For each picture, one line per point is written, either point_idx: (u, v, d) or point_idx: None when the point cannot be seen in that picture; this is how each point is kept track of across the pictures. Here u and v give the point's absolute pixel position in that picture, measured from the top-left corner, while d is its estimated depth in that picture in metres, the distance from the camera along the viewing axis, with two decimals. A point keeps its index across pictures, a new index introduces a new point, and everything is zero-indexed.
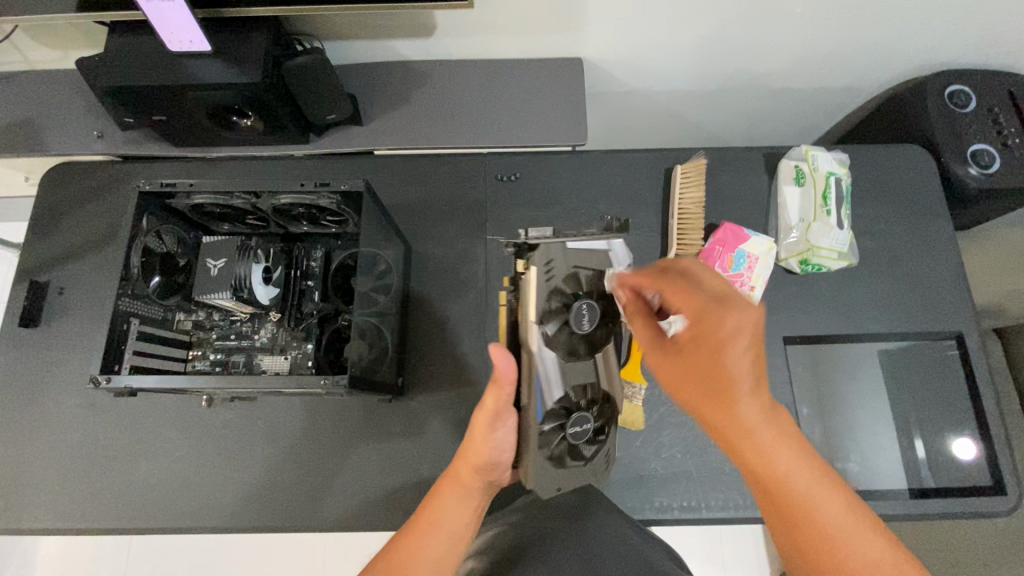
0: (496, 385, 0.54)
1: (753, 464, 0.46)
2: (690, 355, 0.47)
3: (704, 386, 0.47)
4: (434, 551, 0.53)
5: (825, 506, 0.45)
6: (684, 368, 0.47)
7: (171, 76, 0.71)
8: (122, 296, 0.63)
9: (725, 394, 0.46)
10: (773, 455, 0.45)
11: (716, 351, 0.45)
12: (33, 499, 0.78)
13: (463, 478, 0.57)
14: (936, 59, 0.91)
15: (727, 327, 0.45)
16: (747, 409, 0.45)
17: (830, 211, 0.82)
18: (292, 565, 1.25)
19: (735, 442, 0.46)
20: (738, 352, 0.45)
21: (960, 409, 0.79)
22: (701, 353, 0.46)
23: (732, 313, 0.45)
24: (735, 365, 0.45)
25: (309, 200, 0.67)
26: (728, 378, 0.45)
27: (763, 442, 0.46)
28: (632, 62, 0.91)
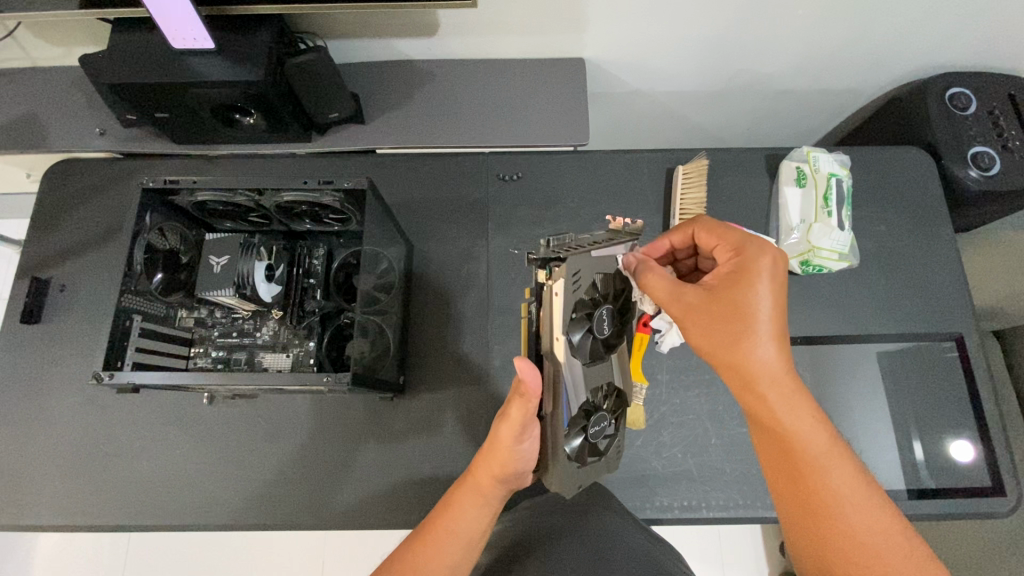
0: (523, 397, 0.54)
1: (771, 406, 0.50)
2: (721, 289, 0.53)
3: (733, 318, 0.51)
4: (448, 557, 0.53)
5: (837, 465, 0.48)
6: (716, 302, 0.53)
7: (174, 72, 0.71)
8: (125, 292, 0.63)
9: (752, 326, 0.51)
10: (790, 399, 0.50)
11: (751, 278, 0.52)
12: (33, 495, 0.78)
13: (483, 485, 0.57)
14: (936, 62, 0.92)
15: (762, 259, 0.52)
16: (769, 348, 0.50)
17: (831, 213, 0.83)
18: (291, 563, 1.25)
19: (756, 382, 0.50)
20: (768, 282, 0.51)
21: (960, 410, 0.80)
22: (732, 283, 0.53)
23: (767, 245, 0.53)
24: (763, 297, 0.51)
25: (313, 197, 0.67)
26: (757, 308, 0.51)
27: (783, 387, 0.50)
28: (634, 63, 0.91)
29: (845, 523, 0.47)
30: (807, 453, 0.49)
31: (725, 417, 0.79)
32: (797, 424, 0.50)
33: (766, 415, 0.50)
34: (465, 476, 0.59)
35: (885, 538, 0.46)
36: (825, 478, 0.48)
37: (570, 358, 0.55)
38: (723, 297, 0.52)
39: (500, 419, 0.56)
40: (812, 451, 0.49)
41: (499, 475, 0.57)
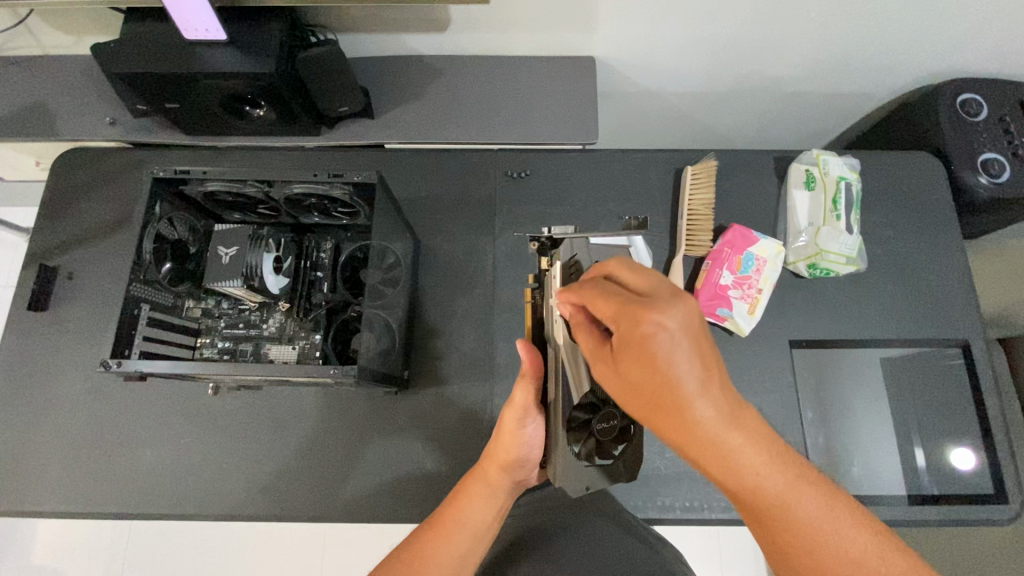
0: (524, 378, 0.58)
1: (725, 472, 0.40)
2: (626, 364, 0.39)
3: (655, 397, 0.38)
4: (458, 542, 0.54)
5: (799, 497, 0.41)
6: (639, 382, 0.39)
7: (186, 63, 0.71)
8: (134, 281, 0.64)
9: (673, 400, 0.38)
10: (741, 456, 0.39)
11: (647, 356, 0.37)
12: (37, 481, 0.78)
13: (490, 473, 0.59)
14: (948, 67, 0.91)
15: (657, 329, 0.36)
16: (702, 413, 0.38)
17: (840, 216, 0.82)
18: (291, 554, 1.26)
19: (698, 452, 0.39)
20: (675, 348, 0.36)
21: (964, 416, 0.80)
22: (632, 357, 0.38)
23: (659, 304, 0.36)
24: (681, 369, 0.37)
25: (322, 190, 0.67)
26: (677, 384, 0.37)
27: (731, 444, 0.39)
28: (644, 63, 0.91)
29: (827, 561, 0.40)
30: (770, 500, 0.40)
31: None
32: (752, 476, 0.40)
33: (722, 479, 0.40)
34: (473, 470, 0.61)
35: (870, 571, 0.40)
36: (795, 520, 0.40)
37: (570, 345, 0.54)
38: (633, 372, 0.39)
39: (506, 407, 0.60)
40: (775, 498, 0.40)
41: (505, 463, 0.59)
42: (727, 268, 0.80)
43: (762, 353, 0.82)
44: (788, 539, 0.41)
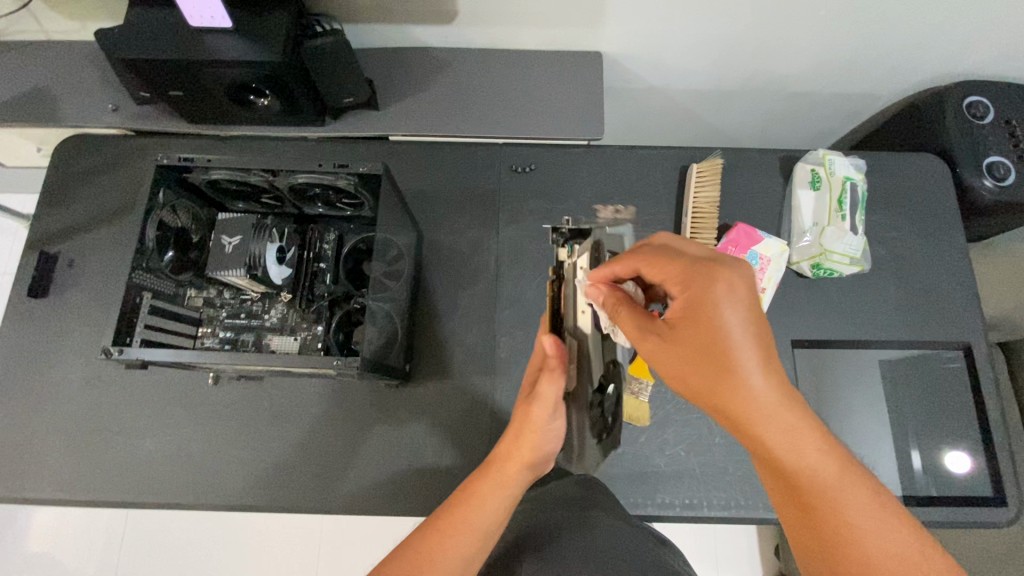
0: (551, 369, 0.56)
1: (767, 441, 0.44)
2: (687, 325, 0.46)
3: (713, 359, 0.44)
4: (467, 547, 0.53)
5: (843, 488, 0.44)
6: (692, 341, 0.45)
7: (191, 49, 0.71)
8: (136, 269, 0.63)
9: (732, 364, 0.44)
10: (781, 424, 0.44)
11: (713, 313, 0.44)
12: (35, 468, 0.78)
13: (505, 472, 0.57)
14: (956, 69, 0.91)
15: (726, 288, 0.45)
16: (752, 377, 0.44)
17: (845, 216, 0.82)
18: (288, 545, 1.26)
19: (747, 416, 0.44)
20: (734, 309, 0.45)
21: (964, 419, 0.80)
22: (695, 319, 0.45)
23: (723, 273, 0.46)
24: (734, 330, 0.44)
25: (327, 180, 0.67)
26: (731, 345, 0.44)
27: (780, 415, 0.44)
28: (651, 59, 0.91)
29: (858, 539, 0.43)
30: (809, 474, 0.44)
31: None
32: (790, 449, 0.44)
33: (764, 451, 0.45)
34: (484, 466, 0.59)
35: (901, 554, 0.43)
36: (837, 504, 0.44)
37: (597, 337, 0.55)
38: (690, 332, 0.45)
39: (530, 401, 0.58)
40: (822, 480, 0.44)
41: (524, 461, 0.57)
42: None
43: None
44: (827, 524, 0.44)
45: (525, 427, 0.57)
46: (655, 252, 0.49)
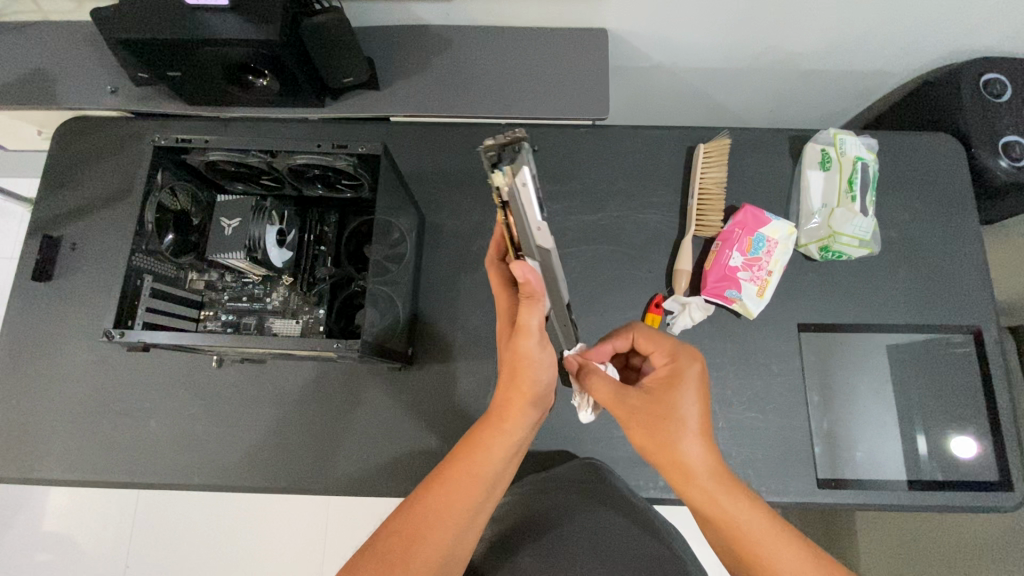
0: (529, 302, 0.52)
1: (706, 501, 0.52)
2: (653, 393, 0.55)
3: (668, 427, 0.53)
4: (473, 496, 0.53)
5: (781, 553, 0.49)
6: (655, 412, 0.54)
7: (188, 29, 0.69)
8: (136, 251, 0.63)
9: (682, 433, 0.52)
10: (721, 493, 0.51)
11: (677, 387, 0.54)
12: (44, 449, 0.79)
13: (507, 416, 0.56)
14: (975, 44, 0.88)
15: (691, 370, 0.55)
16: (694, 447, 0.52)
17: (855, 197, 0.80)
18: (297, 524, 1.28)
19: (693, 483, 0.52)
20: (694, 391, 0.54)
21: (972, 404, 0.79)
22: (660, 392, 0.55)
23: (697, 354, 0.56)
24: (688, 408, 0.53)
25: (326, 161, 0.66)
26: (683, 420, 0.53)
27: (719, 484, 0.52)
28: (658, 36, 0.88)
29: None
30: (756, 541, 0.50)
31: (732, 401, 0.79)
32: (738, 517, 0.51)
33: (706, 512, 0.52)
34: (489, 411, 0.58)
35: None
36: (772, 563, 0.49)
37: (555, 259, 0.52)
38: (657, 404, 0.54)
39: (517, 336, 0.54)
40: (754, 537, 0.50)
41: (524, 394, 0.56)
42: (737, 250, 0.79)
43: (770, 337, 0.81)
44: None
45: (516, 362, 0.55)
46: (648, 329, 0.60)
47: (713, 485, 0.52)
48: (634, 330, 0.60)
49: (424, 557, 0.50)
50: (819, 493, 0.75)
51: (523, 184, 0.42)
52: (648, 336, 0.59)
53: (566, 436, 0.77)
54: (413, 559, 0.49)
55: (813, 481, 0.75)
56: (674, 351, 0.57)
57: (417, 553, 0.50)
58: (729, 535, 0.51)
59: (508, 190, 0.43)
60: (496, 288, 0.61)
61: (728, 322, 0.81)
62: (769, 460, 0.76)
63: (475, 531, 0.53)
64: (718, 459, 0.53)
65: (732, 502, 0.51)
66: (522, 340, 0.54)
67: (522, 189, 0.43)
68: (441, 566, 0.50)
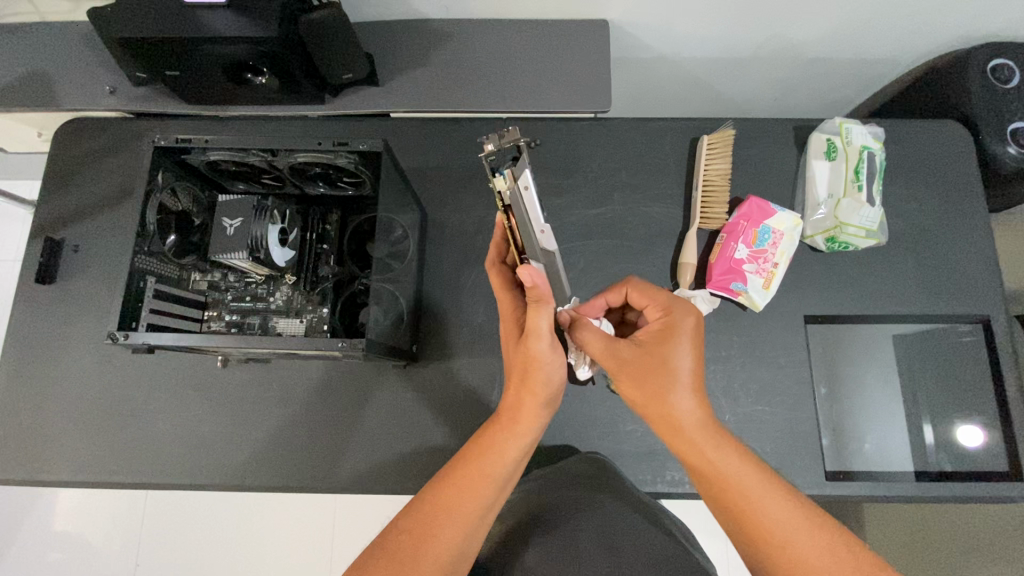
0: (535, 303, 0.52)
1: (691, 447, 0.52)
2: (646, 345, 0.56)
3: (658, 372, 0.54)
4: (485, 497, 0.52)
5: (766, 499, 0.50)
6: (647, 359, 0.55)
7: (185, 27, 0.68)
8: (139, 253, 0.63)
9: (673, 381, 0.53)
10: (707, 441, 0.52)
11: (672, 338, 0.55)
12: (52, 450, 0.79)
13: (519, 418, 0.56)
14: (982, 29, 0.87)
15: (686, 324, 0.56)
16: (684, 396, 0.53)
17: (862, 187, 0.79)
18: (305, 521, 1.29)
19: (679, 431, 0.53)
20: (687, 343, 0.55)
21: (981, 393, 0.78)
22: (653, 343, 0.56)
23: (695, 309, 0.58)
24: (679, 357, 0.54)
25: (327, 158, 0.66)
26: (675, 368, 0.54)
27: (707, 433, 0.52)
28: (660, 26, 0.87)
29: (793, 557, 0.48)
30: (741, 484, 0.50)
31: (738, 393, 0.78)
32: (722, 466, 0.51)
33: (688, 455, 0.52)
34: (500, 413, 0.58)
35: (839, 566, 0.47)
36: (755, 511, 0.50)
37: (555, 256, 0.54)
38: (651, 353, 0.55)
39: (528, 339, 0.55)
40: (738, 483, 0.51)
41: (536, 396, 0.56)
42: (742, 242, 0.78)
43: (776, 329, 0.80)
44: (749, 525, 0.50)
45: (527, 363, 0.56)
46: (646, 284, 0.61)
47: (699, 433, 0.52)
48: (633, 285, 0.61)
49: (434, 555, 0.49)
50: (828, 484, 0.74)
51: (525, 187, 0.44)
52: (645, 290, 0.60)
53: (571, 430, 0.76)
54: (424, 557, 0.49)
55: (822, 473, 0.75)
56: (670, 306, 0.58)
57: (428, 551, 0.49)
58: (715, 482, 0.51)
59: (510, 193, 0.46)
60: (501, 290, 0.61)
61: (735, 315, 0.81)
62: (776, 452, 0.76)
63: (484, 531, 0.53)
64: (704, 408, 0.54)
65: (718, 449, 0.52)
66: (533, 342, 0.54)
67: (525, 192, 0.45)
68: (452, 565, 0.50)
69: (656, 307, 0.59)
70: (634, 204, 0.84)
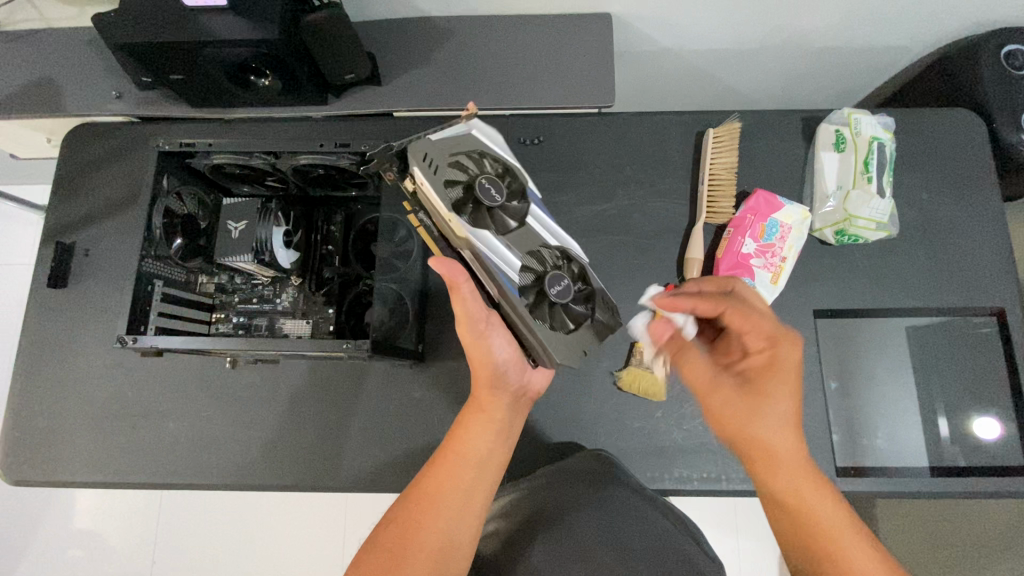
0: (454, 290, 0.56)
1: (783, 483, 0.52)
2: (753, 384, 0.55)
3: (759, 405, 0.53)
4: (460, 479, 0.56)
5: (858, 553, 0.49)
6: (752, 391, 0.54)
7: (187, 31, 0.69)
8: (145, 257, 0.64)
9: (776, 415, 0.53)
10: (798, 481, 0.52)
11: (782, 374, 0.54)
12: (67, 451, 0.80)
13: (478, 405, 0.60)
14: (995, 14, 0.85)
15: (792, 357, 0.54)
16: (785, 434, 0.53)
17: (871, 178, 0.77)
18: (317, 518, 1.30)
19: (774, 466, 0.52)
20: (791, 386, 0.54)
21: (996, 386, 0.77)
22: (763, 377, 0.54)
23: (800, 343, 0.55)
24: (782, 397, 0.54)
25: (329, 160, 0.66)
26: (776, 403, 0.53)
27: (798, 473, 0.52)
28: (664, 18, 0.86)
29: None
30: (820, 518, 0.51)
31: None
32: (814, 505, 0.51)
33: (781, 491, 0.52)
34: (468, 404, 0.62)
35: None
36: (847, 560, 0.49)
37: (472, 229, 0.55)
38: (755, 382, 0.54)
39: (459, 327, 0.59)
40: (829, 527, 0.50)
41: (481, 382, 0.60)
42: (750, 236, 0.77)
43: (785, 324, 0.79)
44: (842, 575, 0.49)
45: (467, 351, 0.60)
46: (744, 305, 0.56)
47: (795, 471, 0.52)
48: (728, 300, 0.56)
49: (420, 542, 0.52)
50: (839, 480, 0.74)
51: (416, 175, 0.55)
52: (747, 309, 0.56)
53: (578, 428, 0.76)
54: (412, 546, 0.52)
55: (832, 469, 0.74)
56: (775, 333, 0.55)
57: (415, 541, 0.52)
58: (805, 528, 0.50)
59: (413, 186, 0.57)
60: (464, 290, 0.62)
61: None
62: None
63: (474, 517, 0.55)
64: (800, 447, 0.53)
65: (810, 494, 0.51)
66: (461, 329, 0.59)
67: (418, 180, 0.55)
68: (437, 556, 0.52)
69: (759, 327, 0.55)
70: (639, 200, 0.83)
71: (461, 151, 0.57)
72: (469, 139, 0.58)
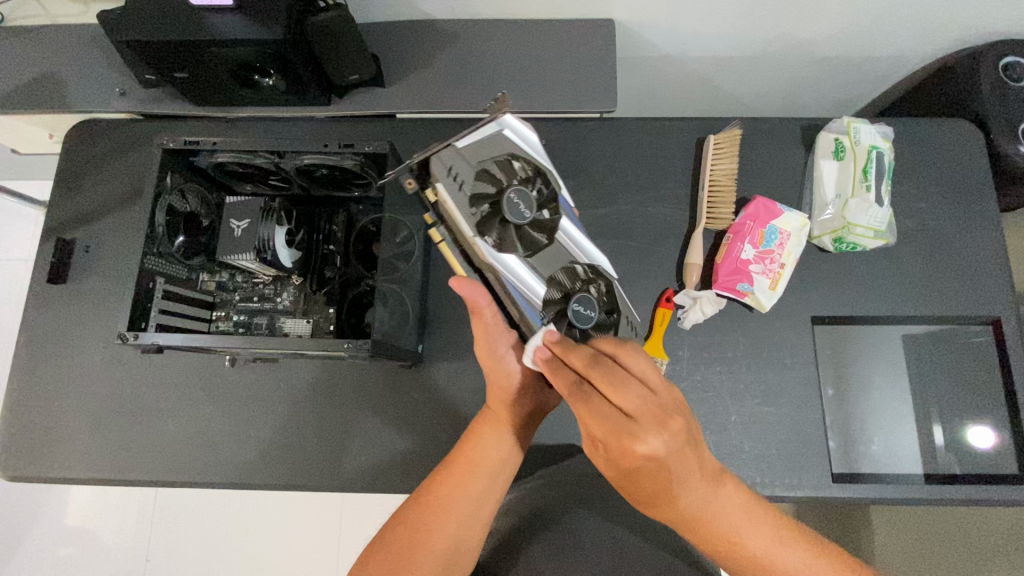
0: (476, 313, 0.57)
1: (703, 526, 0.50)
2: (637, 474, 0.47)
3: (651, 487, 0.48)
4: (475, 484, 0.56)
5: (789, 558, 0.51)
6: (636, 477, 0.48)
7: (193, 30, 0.69)
8: (148, 255, 0.64)
9: (671, 492, 0.48)
10: (723, 520, 0.51)
11: (664, 459, 0.45)
12: (65, 448, 0.80)
13: (497, 416, 0.61)
14: (991, 27, 0.86)
15: (653, 443, 0.44)
16: (692, 495, 0.49)
17: (870, 186, 0.78)
18: (312, 518, 1.30)
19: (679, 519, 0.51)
20: (686, 450, 0.46)
21: (991, 395, 0.77)
22: (643, 471, 0.46)
23: (638, 429, 0.44)
24: (679, 467, 0.46)
25: (333, 160, 0.67)
26: (668, 479, 0.47)
27: (710, 515, 0.50)
28: (666, 25, 0.87)
29: None
30: (746, 553, 0.50)
31: (744, 394, 0.78)
32: (737, 534, 0.50)
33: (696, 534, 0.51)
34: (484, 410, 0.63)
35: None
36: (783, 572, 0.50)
37: (495, 252, 0.54)
38: (640, 473, 0.47)
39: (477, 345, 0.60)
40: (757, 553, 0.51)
41: (500, 398, 0.61)
42: (749, 242, 0.78)
43: (783, 330, 0.80)
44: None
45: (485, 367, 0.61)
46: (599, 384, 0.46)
47: (711, 516, 0.50)
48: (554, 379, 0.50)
49: (431, 547, 0.53)
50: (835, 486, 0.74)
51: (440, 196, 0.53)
52: (611, 380, 0.46)
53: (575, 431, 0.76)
54: (422, 548, 0.53)
55: (829, 475, 0.74)
56: (626, 411, 0.45)
57: (426, 544, 0.53)
58: (726, 553, 0.51)
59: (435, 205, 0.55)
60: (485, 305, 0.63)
61: (741, 315, 0.80)
62: (782, 453, 0.76)
63: (482, 524, 0.56)
64: (712, 486, 0.50)
65: (733, 523, 0.51)
66: (479, 347, 0.59)
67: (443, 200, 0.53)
68: (446, 559, 0.53)
69: (607, 407, 0.46)
70: (640, 205, 0.84)
71: (491, 156, 0.56)
72: (499, 140, 0.57)
